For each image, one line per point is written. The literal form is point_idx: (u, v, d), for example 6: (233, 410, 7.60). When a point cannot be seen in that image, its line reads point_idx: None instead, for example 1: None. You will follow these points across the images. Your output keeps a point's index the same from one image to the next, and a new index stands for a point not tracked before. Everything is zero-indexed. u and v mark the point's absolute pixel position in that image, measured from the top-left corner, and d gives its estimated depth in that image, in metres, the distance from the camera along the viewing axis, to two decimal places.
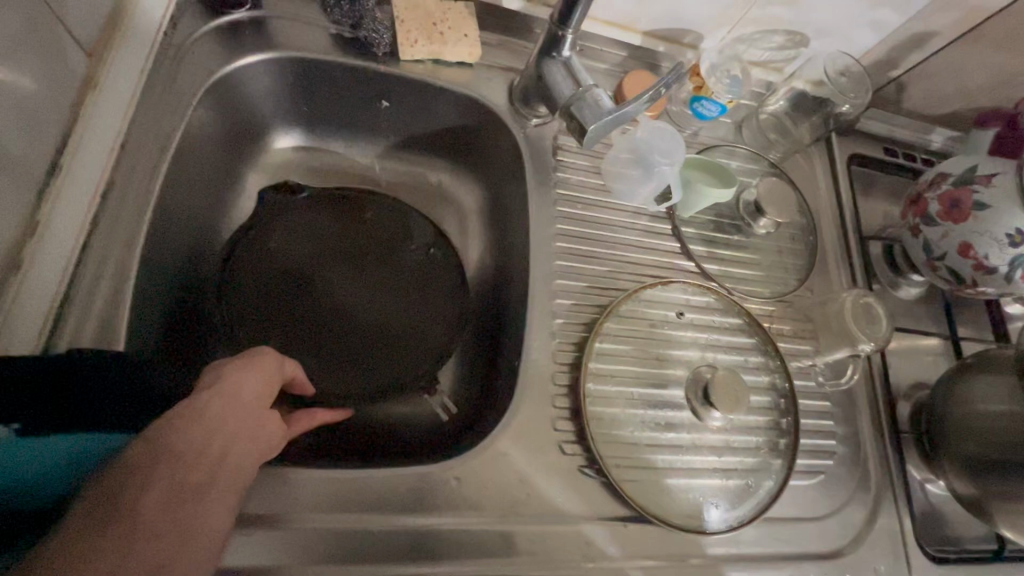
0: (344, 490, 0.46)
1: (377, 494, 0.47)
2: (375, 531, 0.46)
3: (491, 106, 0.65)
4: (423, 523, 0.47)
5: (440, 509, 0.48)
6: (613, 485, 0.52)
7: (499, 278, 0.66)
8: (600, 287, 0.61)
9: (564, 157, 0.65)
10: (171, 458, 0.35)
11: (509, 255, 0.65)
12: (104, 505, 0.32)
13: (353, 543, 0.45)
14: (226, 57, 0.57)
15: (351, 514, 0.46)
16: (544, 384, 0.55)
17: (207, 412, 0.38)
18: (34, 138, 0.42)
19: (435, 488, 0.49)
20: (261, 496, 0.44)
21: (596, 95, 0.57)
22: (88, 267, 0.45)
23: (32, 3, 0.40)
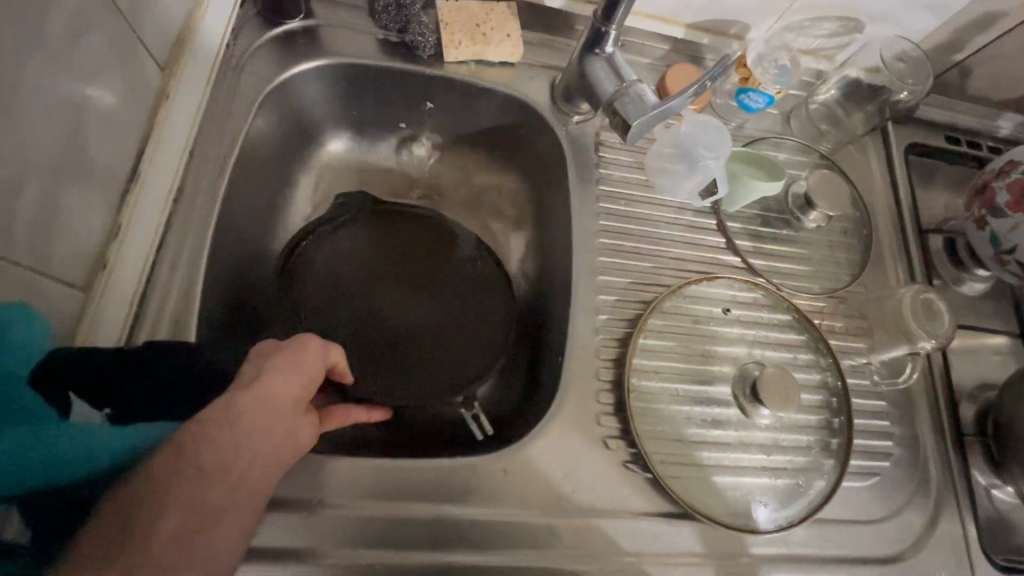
0: (397, 479, 0.48)
1: (426, 482, 0.49)
2: (426, 519, 0.47)
3: (534, 104, 0.65)
4: (471, 513, 0.48)
5: (485, 499, 0.49)
6: (658, 481, 0.52)
7: (541, 275, 0.67)
8: (644, 283, 0.60)
9: (606, 153, 0.65)
10: (193, 475, 0.32)
11: (551, 251, 0.66)
12: (114, 532, 0.29)
13: (406, 528, 0.47)
14: (282, 65, 0.60)
15: (400, 501, 0.48)
16: (589, 379, 0.55)
17: (238, 420, 0.35)
18: (118, 148, 0.46)
19: (483, 480, 0.50)
20: (320, 482, 0.47)
21: (640, 91, 0.57)
22: (164, 266, 0.49)
23: (117, 24, 0.44)
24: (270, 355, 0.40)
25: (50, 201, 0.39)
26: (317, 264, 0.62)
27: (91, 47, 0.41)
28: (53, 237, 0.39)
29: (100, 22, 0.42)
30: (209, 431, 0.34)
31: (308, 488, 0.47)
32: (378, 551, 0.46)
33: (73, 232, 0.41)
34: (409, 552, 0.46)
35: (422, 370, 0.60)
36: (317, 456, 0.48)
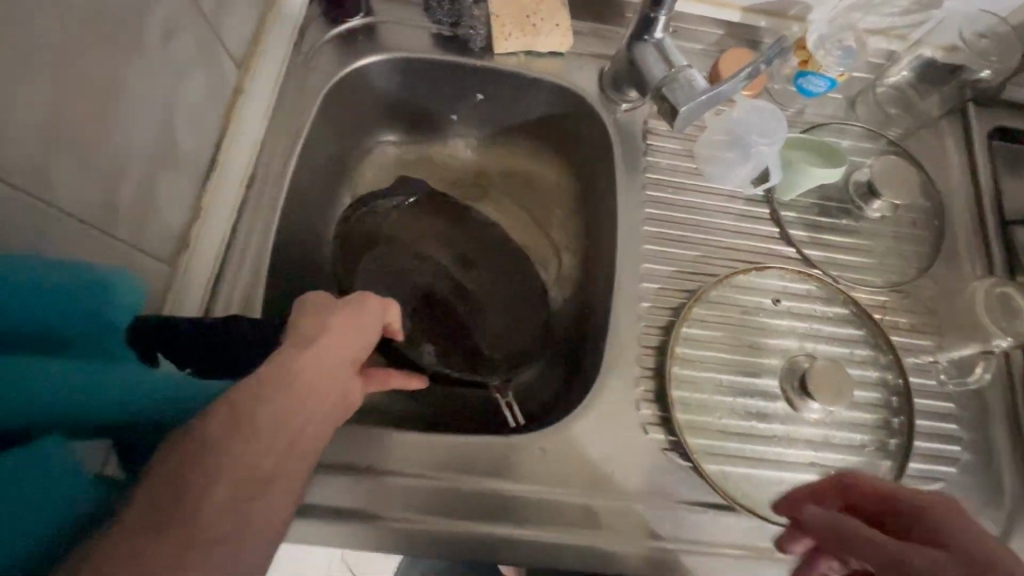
0: (439, 451, 0.51)
1: (467, 455, 0.51)
2: (466, 491, 0.50)
3: (583, 93, 0.66)
4: (509, 488, 0.50)
5: (526, 475, 0.51)
6: (698, 470, 0.51)
7: (586, 263, 0.68)
8: (689, 272, 0.60)
9: (654, 142, 0.65)
10: (247, 436, 0.33)
11: (596, 240, 0.67)
12: (165, 495, 0.29)
13: (447, 499, 0.49)
14: (342, 60, 0.63)
15: (442, 472, 0.50)
16: (629, 366, 0.56)
17: (294, 380, 0.38)
18: (201, 139, 0.51)
19: (522, 457, 0.52)
20: (368, 449, 0.50)
21: (690, 75, 0.56)
22: (237, 246, 0.53)
23: (201, 27, 0.49)
24: (313, 320, 0.43)
25: (145, 184, 0.44)
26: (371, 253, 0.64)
27: (181, 48, 0.46)
28: (146, 217, 0.44)
29: (188, 25, 0.47)
30: (259, 391, 0.36)
31: (359, 455, 0.50)
32: (421, 517, 0.48)
33: (163, 212, 0.47)
34: (448, 521, 0.48)
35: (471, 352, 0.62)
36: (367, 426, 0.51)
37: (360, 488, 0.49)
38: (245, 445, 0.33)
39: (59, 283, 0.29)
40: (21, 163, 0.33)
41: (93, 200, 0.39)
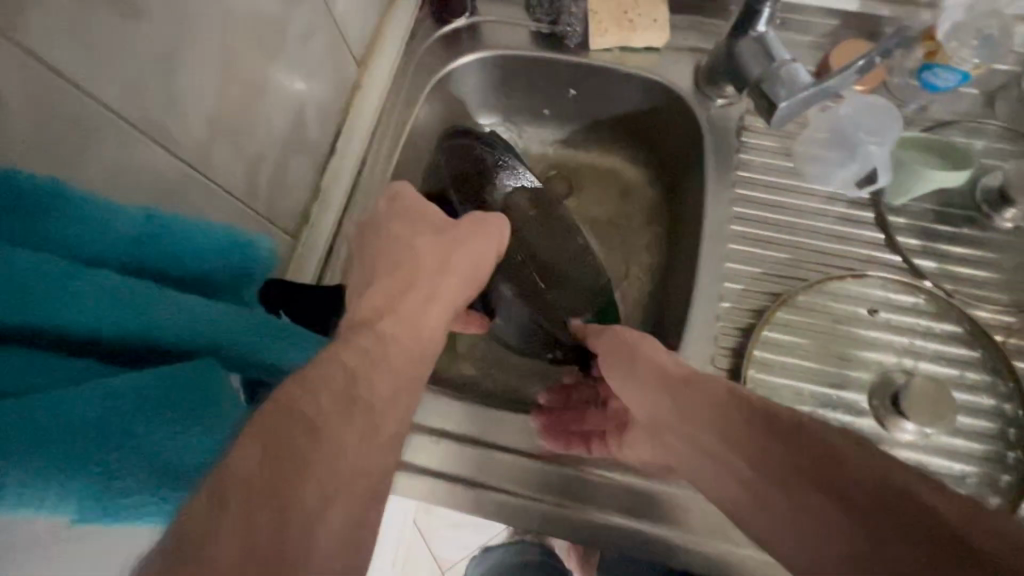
0: (507, 425, 0.53)
1: (535, 431, 0.53)
2: (532, 465, 0.52)
3: (677, 89, 0.65)
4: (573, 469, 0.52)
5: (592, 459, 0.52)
6: None
7: (668, 259, 0.67)
8: (777, 275, 0.57)
9: (750, 138, 0.63)
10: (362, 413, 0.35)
11: (680, 236, 0.66)
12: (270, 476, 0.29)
13: (514, 471, 0.52)
14: (447, 57, 0.68)
15: (512, 446, 0.53)
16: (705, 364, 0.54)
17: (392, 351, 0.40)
18: (324, 128, 0.58)
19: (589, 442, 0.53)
20: (444, 414, 0.53)
21: (793, 70, 0.54)
22: (346, 224, 0.60)
23: (331, 31, 0.56)
24: (423, 235, 0.48)
25: (278, 166, 0.52)
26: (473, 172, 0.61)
27: (314, 50, 0.54)
28: (278, 193, 0.52)
29: (321, 30, 0.54)
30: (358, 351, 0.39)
31: (439, 419, 0.53)
32: (490, 484, 0.51)
33: (291, 190, 0.54)
34: (514, 491, 0.51)
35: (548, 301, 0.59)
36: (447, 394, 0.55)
37: (438, 449, 0.52)
38: (359, 426, 0.34)
39: (199, 232, 0.34)
40: (193, 145, 0.41)
41: (241, 177, 0.47)
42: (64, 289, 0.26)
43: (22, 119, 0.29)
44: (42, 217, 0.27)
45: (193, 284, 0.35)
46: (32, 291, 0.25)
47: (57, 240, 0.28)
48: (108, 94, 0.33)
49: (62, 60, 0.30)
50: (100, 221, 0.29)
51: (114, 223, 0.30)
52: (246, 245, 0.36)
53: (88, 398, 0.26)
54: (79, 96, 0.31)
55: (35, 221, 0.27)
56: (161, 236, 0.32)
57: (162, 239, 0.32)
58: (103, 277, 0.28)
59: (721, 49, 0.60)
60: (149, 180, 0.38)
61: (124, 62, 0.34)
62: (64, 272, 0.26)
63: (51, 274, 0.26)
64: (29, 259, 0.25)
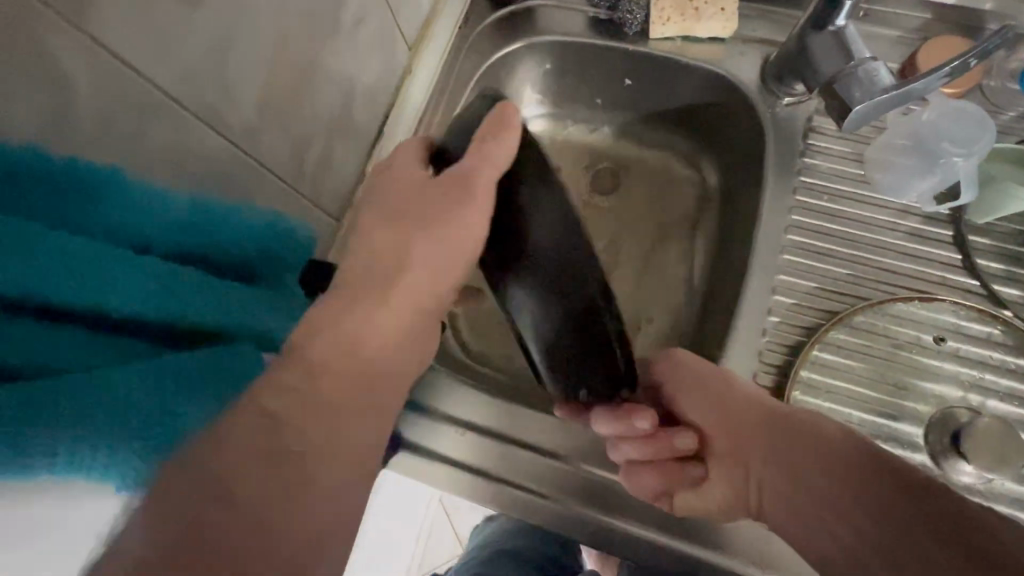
0: (525, 422, 0.52)
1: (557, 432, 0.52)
2: (552, 467, 0.50)
3: (742, 83, 0.61)
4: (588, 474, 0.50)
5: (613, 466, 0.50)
6: None
7: (716, 264, 0.64)
8: (834, 292, 0.54)
9: (816, 141, 0.58)
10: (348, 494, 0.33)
11: (731, 241, 0.62)
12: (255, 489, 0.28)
13: (533, 470, 0.51)
14: (499, 41, 0.66)
15: (524, 443, 0.51)
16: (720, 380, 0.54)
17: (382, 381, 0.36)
18: (371, 112, 0.58)
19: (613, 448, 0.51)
20: (469, 406, 0.53)
21: (873, 70, 0.49)
22: None
23: (385, 14, 0.55)
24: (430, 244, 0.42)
25: (325, 149, 0.52)
26: (562, 185, 0.45)
27: (367, 33, 0.53)
28: (323, 175, 0.53)
29: (374, 13, 0.53)
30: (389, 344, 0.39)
31: (457, 407, 0.53)
32: (503, 478, 0.51)
33: (335, 174, 0.54)
34: (525, 488, 0.50)
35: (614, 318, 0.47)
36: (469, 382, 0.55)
37: (455, 436, 0.52)
38: None
39: (236, 217, 0.35)
40: (243, 129, 0.42)
41: (287, 159, 0.47)
42: (118, 269, 0.27)
43: (85, 102, 0.30)
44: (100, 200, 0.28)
45: (233, 269, 0.36)
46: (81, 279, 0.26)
47: (111, 224, 0.29)
48: (164, 77, 0.34)
49: (121, 43, 0.30)
50: (153, 206, 0.30)
51: (166, 207, 0.31)
52: (277, 227, 0.38)
53: (138, 376, 0.27)
54: (134, 78, 0.32)
55: (90, 206, 0.28)
56: (204, 224, 0.33)
57: (206, 222, 0.33)
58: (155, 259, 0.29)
59: (797, 37, 0.54)
60: (200, 163, 0.39)
61: (180, 44, 0.34)
62: (117, 255, 0.27)
63: (105, 256, 0.27)
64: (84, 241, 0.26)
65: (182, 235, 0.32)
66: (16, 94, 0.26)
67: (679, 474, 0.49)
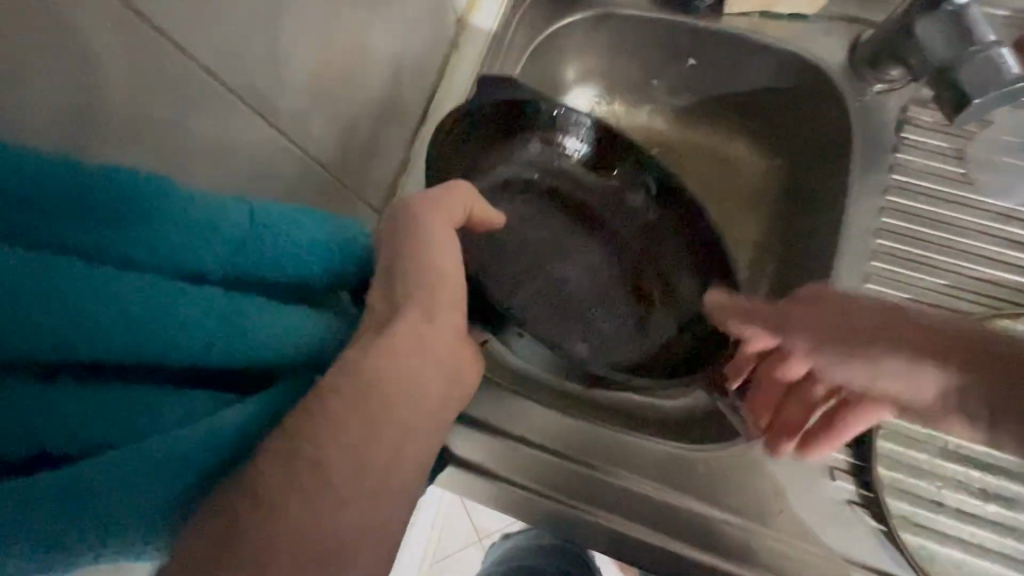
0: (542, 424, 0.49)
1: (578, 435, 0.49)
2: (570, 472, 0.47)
3: (827, 67, 0.55)
4: (641, 486, 0.47)
5: (679, 484, 0.47)
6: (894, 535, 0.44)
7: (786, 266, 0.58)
8: (927, 304, 0.49)
9: (911, 135, 0.53)
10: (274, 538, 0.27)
11: (807, 241, 0.56)
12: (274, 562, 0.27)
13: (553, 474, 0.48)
14: (553, 13, 0.59)
15: (571, 453, 0.48)
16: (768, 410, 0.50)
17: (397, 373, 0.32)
18: (416, 95, 0.52)
19: (638, 455, 0.48)
20: (496, 410, 0.50)
21: (997, 59, 0.43)
22: None
23: None
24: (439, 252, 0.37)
25: (371, 136, 0.46)
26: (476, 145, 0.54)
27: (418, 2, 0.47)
28: (368, 165, 0.47)
29: None
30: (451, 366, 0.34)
31: (501, 417, 0.49)
32: (548, 492, 0.46)
33: (379, 164, 0.48)
34: (574, 502, 0.46)
35: (637, 284, 0.56)
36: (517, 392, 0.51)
37: (498, 447, 0.48)
38: None
39: (294, 228, 0.32)
40: (294, 116, 0.36)
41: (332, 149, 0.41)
42: (177, 312, 0.26)
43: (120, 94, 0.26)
44: (146, 228, 0.26)
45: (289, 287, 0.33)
46: (55, 311, 0.23)
47: (160, 254, 0.27)
48: (208, 54, 0.29)
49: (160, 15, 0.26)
50: (204, 228, 0.28)
51: (219, 227, 0.28)
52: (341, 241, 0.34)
53: (181, 435, 0.27)
54: (183, 62, 0.28)
55: (140, 238, 0.26)
56: (261, 243, 0.30)
57: (261, 236, 0.30)
58: (200, 292, 0.27)
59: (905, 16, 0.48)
60: (246, 164, 0.34)
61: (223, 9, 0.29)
62: (172, 297, 0.26)
63: (160, 300, 0.26)
64: (136, 289, 0.25)
65: (238, 258, 0.29)
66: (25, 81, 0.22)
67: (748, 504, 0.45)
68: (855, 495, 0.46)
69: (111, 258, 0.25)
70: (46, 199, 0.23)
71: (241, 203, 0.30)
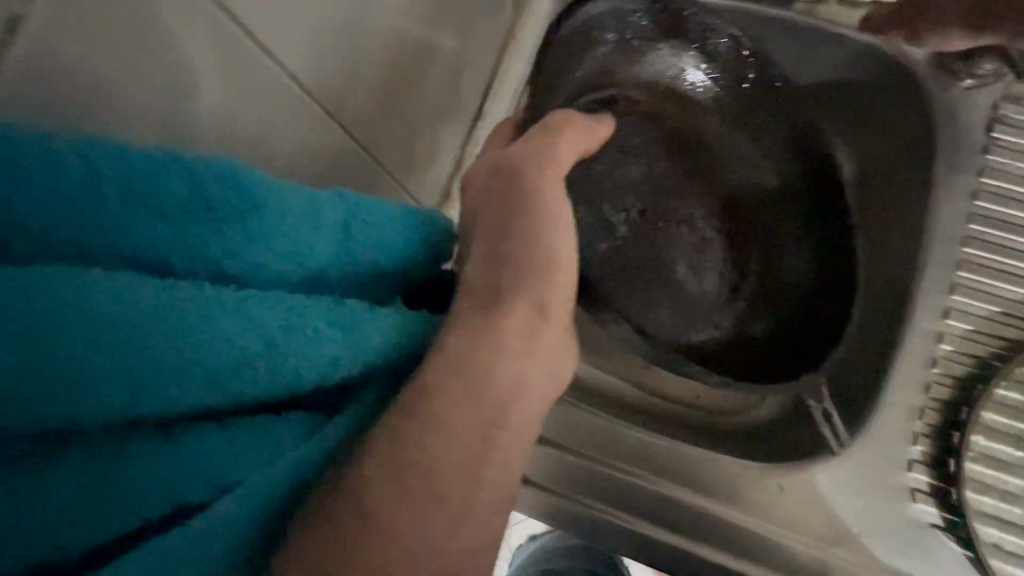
0: (595, 435, 0.48)
1: (637, 444, 0.47)
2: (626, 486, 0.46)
3: (911, 58, 0.50)
4: (690, 499, 0.45)
5: (734, 498, 0.46)
6: (977, 557, 0.42)
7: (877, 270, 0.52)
8: (1014, 317, 0.47)
9: (1003, 135, 0.49)
10: None
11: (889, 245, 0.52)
12: None
13: (605, 489, 0.46)
14: None
15: (616, 462, 0.47)
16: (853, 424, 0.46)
17: (485, 393, 0.29)
18: (471, 85, 0.48)
19: (699, 468, 0.46)
20: (557, 422, 0.48)
21: None
22: None
23: None
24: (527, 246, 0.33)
25: (431, 138, 0.43)
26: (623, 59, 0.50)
27: None
28: (429, 166, 0.44)
29: None
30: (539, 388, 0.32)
31: (557, 431, 0.48)
32: (593, 502, 0.45)
33: (435, 163, 0.45)
34: (620, 514, 0.45)
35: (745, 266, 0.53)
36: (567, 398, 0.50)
37: (547, 456, 0.46)
38: None
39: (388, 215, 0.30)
40: (359, 117, 0.36)
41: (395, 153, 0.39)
42: (302, 313, 0.25)
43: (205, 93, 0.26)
44: (258, 228, 0.25)
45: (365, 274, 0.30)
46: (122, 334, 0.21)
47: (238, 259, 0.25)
48: (264, 25, 0.27)
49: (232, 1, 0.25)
50: (311, 218, 0.27)
51: (323, 217, 0.28)
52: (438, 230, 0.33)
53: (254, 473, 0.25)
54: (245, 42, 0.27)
55: (254, 239, 0.25)
56: (362, 234, 0.29)
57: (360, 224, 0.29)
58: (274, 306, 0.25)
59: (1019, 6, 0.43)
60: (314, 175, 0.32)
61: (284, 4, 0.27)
62: (295, 302, 0.25)
63: (283, 302, 0.25)
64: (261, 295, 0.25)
65: (343, 249, 0.29)
66: (115, 91, 0.23)
67: (814, 519, 0.44)
68: (938, 517, 0.44)
69: (223, 269, 0.25)
70: (159, 211, 0.23)
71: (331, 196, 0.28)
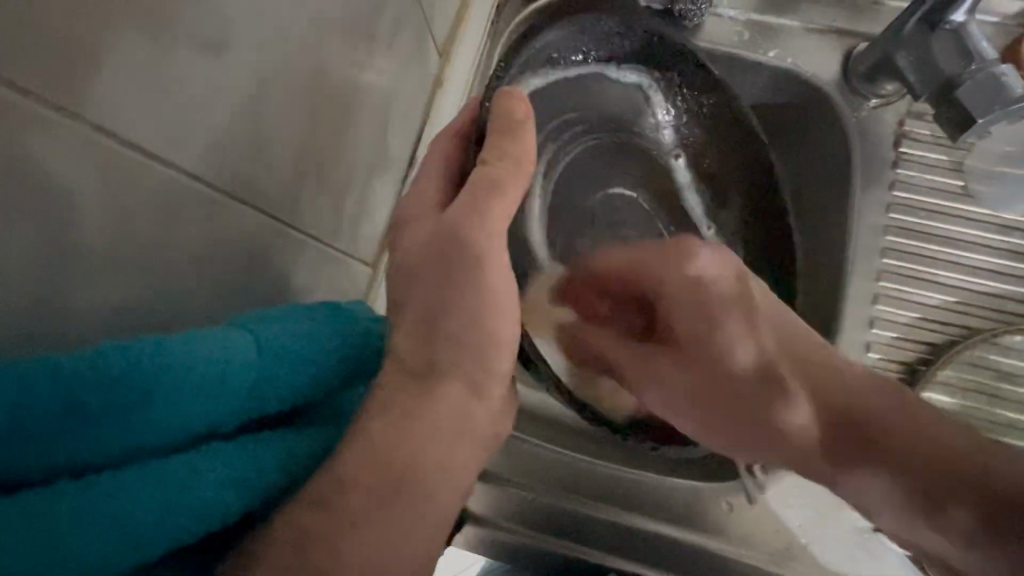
0: (550, 470, 0.47)
1: (593, 475, 0.48)
2: (587, 520, 0.46)
3: (824, 80, 0.53)
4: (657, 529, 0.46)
5: (695, 523, 0.46)
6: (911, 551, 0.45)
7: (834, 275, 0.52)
8: (934, 320, 0.50)
9: (909, 149, 0.52)
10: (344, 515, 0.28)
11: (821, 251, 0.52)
12: None
13: (565, 522, 0.46)
14: None
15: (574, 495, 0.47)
16: None
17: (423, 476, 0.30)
18: (402, 135, 0.48)
19: (650, 494, 0.47)
20: (512, 461, 0.48)
21: (1000, 77, 0.44)
22: None
23: (418, 19, 0.46)
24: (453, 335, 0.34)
25: (363, 192, 0.44)
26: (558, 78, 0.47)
27: (401, 45, 0.44)
28: (364, 223, 0.44)
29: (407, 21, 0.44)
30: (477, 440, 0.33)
31: (513, 469, 0.47)
32: (556, 539, 0.46)
33: (368, 215, 0.45)
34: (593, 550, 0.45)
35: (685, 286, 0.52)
36: (520, 432, 0.49)
37: (509, 497, 0.46)
38: None
39: (325, 328, 0.31)
40: (278, 195, 0.35)
41: (324, 215, 0.39)
42: (200, 479, 0.24)
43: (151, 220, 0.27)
44: (155, 409, 0.23)
45: (275, 400, 0.28)
46: None
47: (120, 440, 0.23)
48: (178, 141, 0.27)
49: (143, 131, 0.25)
50: (215, 380, 0.25)
51: (227, 374, 0.26)
52: (367, 334, 0.33)
53: None
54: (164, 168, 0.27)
55: (152, 423, 0.24)
56: (270, 375, 0.28)
57: (296, 354, 0.29)
58: (164, 472, 0.24)
59: (911, 38, 0.47)
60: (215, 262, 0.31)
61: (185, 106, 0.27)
62: (196, 466, 0.25)
63: (180, 479, 0.24)
64: (149, 481, 0.23)
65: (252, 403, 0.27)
66: None
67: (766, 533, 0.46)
68: None
69: (95, 459, 0.22)
70: None
71: (217, 330, 0.26)
